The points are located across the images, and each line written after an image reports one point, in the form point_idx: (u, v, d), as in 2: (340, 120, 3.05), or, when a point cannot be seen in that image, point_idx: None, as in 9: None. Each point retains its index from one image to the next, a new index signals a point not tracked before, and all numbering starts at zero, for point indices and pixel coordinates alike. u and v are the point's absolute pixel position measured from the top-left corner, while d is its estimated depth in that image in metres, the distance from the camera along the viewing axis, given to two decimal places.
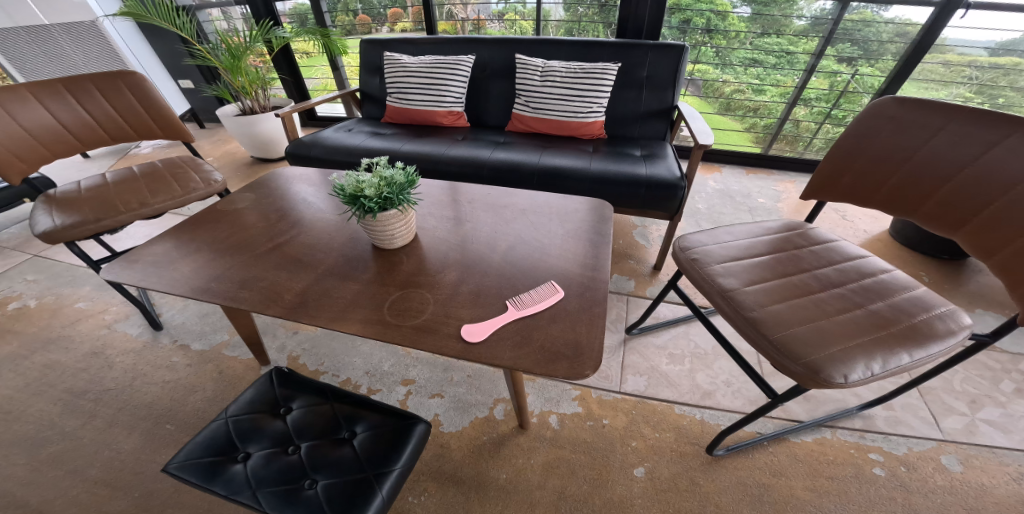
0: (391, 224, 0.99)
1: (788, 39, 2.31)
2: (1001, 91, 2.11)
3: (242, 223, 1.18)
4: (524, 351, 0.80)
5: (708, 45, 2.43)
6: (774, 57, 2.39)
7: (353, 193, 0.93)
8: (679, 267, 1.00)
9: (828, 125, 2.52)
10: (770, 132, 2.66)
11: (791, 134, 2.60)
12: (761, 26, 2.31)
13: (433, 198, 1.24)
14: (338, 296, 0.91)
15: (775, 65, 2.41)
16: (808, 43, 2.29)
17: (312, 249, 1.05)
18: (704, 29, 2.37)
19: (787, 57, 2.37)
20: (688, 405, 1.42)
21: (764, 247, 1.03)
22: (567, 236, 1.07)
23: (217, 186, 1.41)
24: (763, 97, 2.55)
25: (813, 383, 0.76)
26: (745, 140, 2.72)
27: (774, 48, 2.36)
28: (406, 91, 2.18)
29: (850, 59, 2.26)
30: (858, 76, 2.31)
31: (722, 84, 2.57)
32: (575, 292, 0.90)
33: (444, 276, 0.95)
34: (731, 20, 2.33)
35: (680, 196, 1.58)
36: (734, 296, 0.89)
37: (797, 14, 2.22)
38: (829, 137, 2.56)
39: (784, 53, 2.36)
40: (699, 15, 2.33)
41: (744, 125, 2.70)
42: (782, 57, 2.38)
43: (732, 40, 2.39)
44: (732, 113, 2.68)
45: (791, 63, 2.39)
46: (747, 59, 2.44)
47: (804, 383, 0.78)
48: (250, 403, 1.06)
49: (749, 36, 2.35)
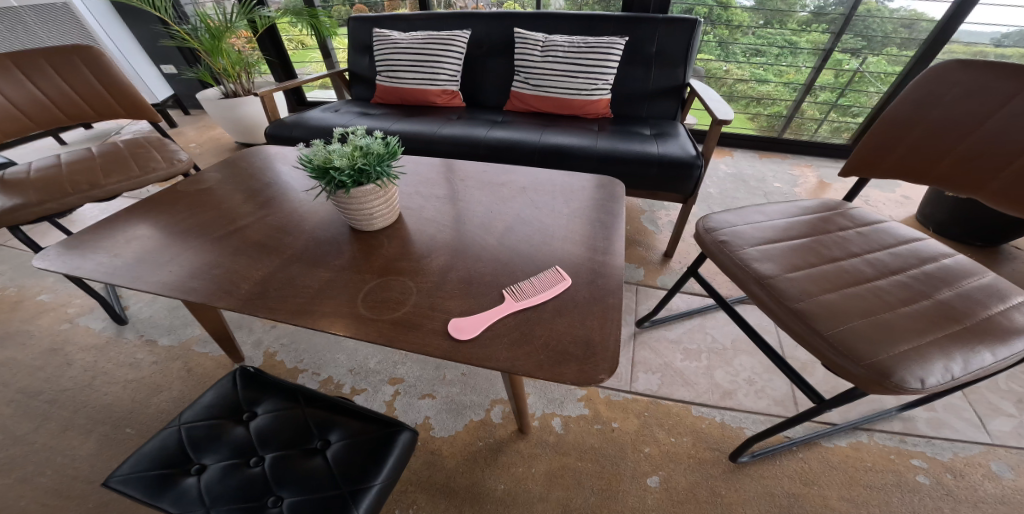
0: (367, 201, 0.83)
1: (792, 29, 2.16)
2: None
3: (203, 203, 1.04)
4: (524, 351, 0.66)
5: (711, 35, 2.29)
6: (778, 46, 2.24)
7: (321, 164, 0.77)
8: (704, 251, 0.86)
9: (833, 115, 2.35)
10: (778, 120, 2.47)
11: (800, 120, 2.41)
12: (764, 16, 2.16)
13: (420, 175, 1.09)
14: (303, 286, 0.76)
15: (777, 57, 2.27)
16: (811, 35, 2.15)
17: (279, 231, 0.91)
18: (707, 20, 2.24)
19: (789, 48, 2.23)
20: (706, 406, 1.28)
21: (802, 230, 0.88)
22: (572, 217, 0.93)
23: (183, 165, 1.27)
24: (767, 86, 2.39)
25: (879, 389, 0.63)
26: (749, 125, 2.55)
27: (777, 38, 2.21)
28: (397, 70, 2.03)
29: (855, 48, 2.12)
30: (866, 65, 2.15)
31: (725, 73, 2.42)
32: (584, 280, 0.76)
33: (431, 261, 0.81)
34: (733, 12, 2.19)
35: (697, 176, 1.43)
36: (776, 285, 0.75)
37: (802, 4, 2.07)
38: (835, 125, 2.38)
39: (788, 43, 2.21)
40: (703, 5, 2.19)
41: (744, 111, 2.52)
42: (784, 49, 2.23)
43: (734, 30, 2.24)
44: (736, 101, 2.49)
45: (795, 52, 2.23)
46: (750, 48, 2.28)
47: (868, 389, 0.64)
48: (209, 407, 0.93)
49: (752, 25, 2.20)
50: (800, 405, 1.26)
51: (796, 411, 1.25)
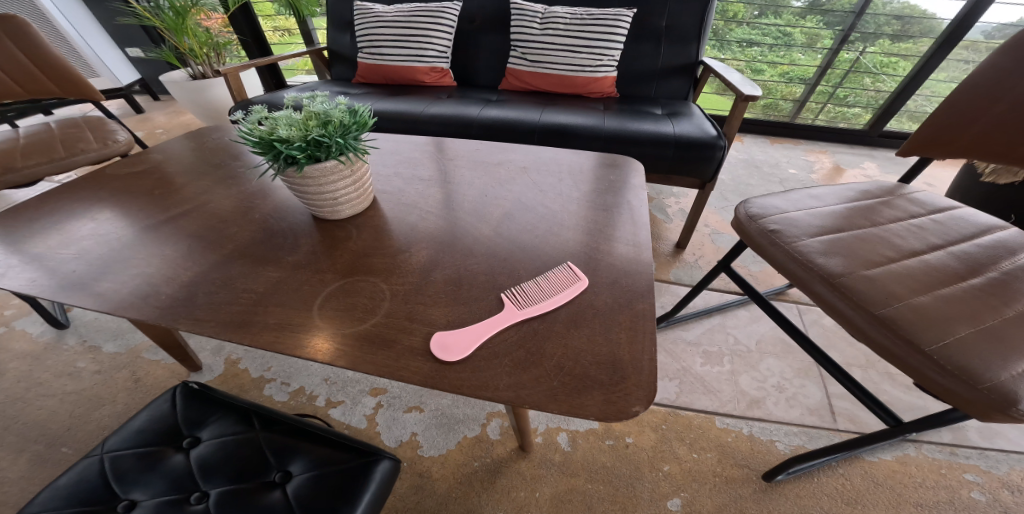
0: (327, 183, 0.64)
1: (787, 20, 2.01)
2: None
3: (135, 185, 0.85)
4: (532, 377, 0.50)
5: None
6: (771, 38, 2.08)
7: (262, 135, 0.58)
8: (748, 243, 0.70)
9: (831, 105, 2.18)
10: (787, 112, 2.28)
11: (817, 104, 2.19)
12: (759, 6, 2.01)
13: (400, 155, 0.91)
14: (242, 289, 0.58)
15: (773, 47, 2.10)
16: (808, 25, 1.99)
17: (221, 217, 0.73)
18: None
19: (783, 40, 2.07)
20: (731, 416, 1.13)
21: (866, 218, 0.72)
22: (583, 202, 0.76)
23: (121, 146, 1.11)
24: (763, 77, 2.21)
25: (999, 418, 0.48)
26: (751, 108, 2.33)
27: (771, 28, 2.04)
28: (380, 46, 1.83)
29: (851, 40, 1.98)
30: (864, 56, 2.01)
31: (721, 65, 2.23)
32: (605, 280, 0.60)
33: (410, 257, 0.64)
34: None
35: (718, 159, 1.27)
36: (850, 287, 0.59)
37: None
38: (831, 117, 2.21)
39: (781, 35, 2.06)
40: None
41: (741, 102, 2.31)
42: (779, 39, 2.07)
43: (730, 19, 2.07)
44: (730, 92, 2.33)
45: (788, 44, 2.08)
46: (744, 40, 2.11)
47: (982, 416, 0.50)
48: (140, 432, 0.76)
49: (747, 14, 2.04)
50: (837, 415, 1.11)
51: (833, 421, 1.10)
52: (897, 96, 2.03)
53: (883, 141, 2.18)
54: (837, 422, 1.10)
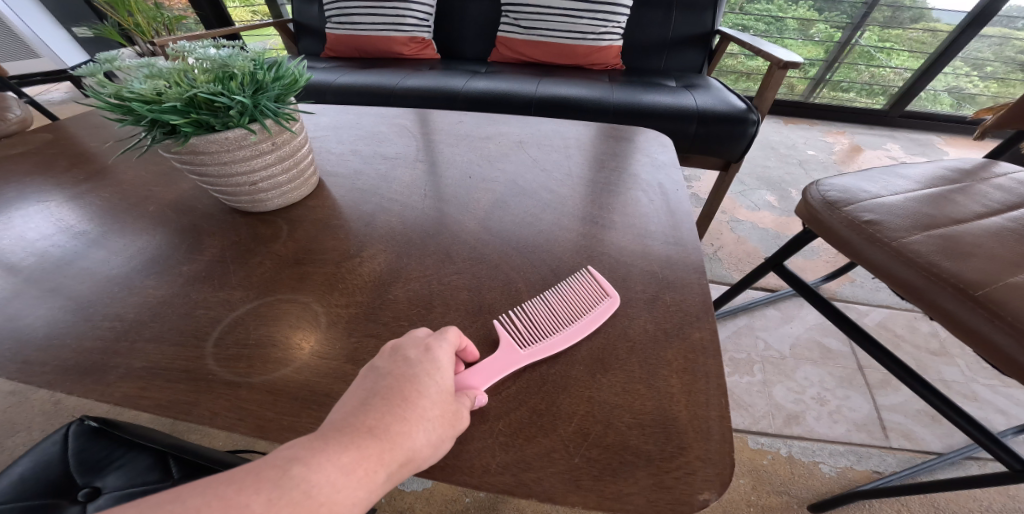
0: (231, 160, 0.45)
1: (779, 4, 1.82)
2: (988, 62, 1.72)
3: (12, 170, 0.65)
4: (545, 449, 0.32)
5: None
6: (764, 23, 1.87)
7: (118, 93, 0.40)
8: (832, 241, 0.53)
9: (827, 89, 1.98)
10: (795, 98, 2.05)
11: (832, 83, 1.95)
12: None
13: (364, 130, 0.71)
14: (110, 314, 0.39)
15: (765, 34, 1.91)
16: (800, 9, 1.81)
17: (109, 208, 0.54)
18: None
19: (776, 25, 1.88)
20: (768, 435, 0.94)
21: (973, 206, 0.55)
22: (600, 184, 0.58)
23: (11, 124, 0.92)
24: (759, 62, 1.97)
25: None
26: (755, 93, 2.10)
27: (764, 14, 1.85)
28: (351, 14, 1.61)
29: (843, 27, 1.80)
30: (859, 43, 1.83)
31: None
32: (637, 295, 0.42)
33: (362, 264, 0.45)
34: None
35: (750, 135, 1.09)
36: (996, 301, 0.42)
37: None
38: (828, 102, 2.01)
39: (775, 20, 1.86)
40: None
41: (737, 89, 2.10)
42: (772, 25, 1.88)
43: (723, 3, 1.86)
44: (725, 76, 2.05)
45: (780, 31, 1.89)
46: (735, 26, 1.92)
47: None
48: (15, 485, 0.50)
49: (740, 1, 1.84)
50: (890, 431, 0.94)
51: (886, 438, 0.93)
52: (920, 77, 1.80)
53: (906, 122, 1.94)
54: (890, 439, 0.93)
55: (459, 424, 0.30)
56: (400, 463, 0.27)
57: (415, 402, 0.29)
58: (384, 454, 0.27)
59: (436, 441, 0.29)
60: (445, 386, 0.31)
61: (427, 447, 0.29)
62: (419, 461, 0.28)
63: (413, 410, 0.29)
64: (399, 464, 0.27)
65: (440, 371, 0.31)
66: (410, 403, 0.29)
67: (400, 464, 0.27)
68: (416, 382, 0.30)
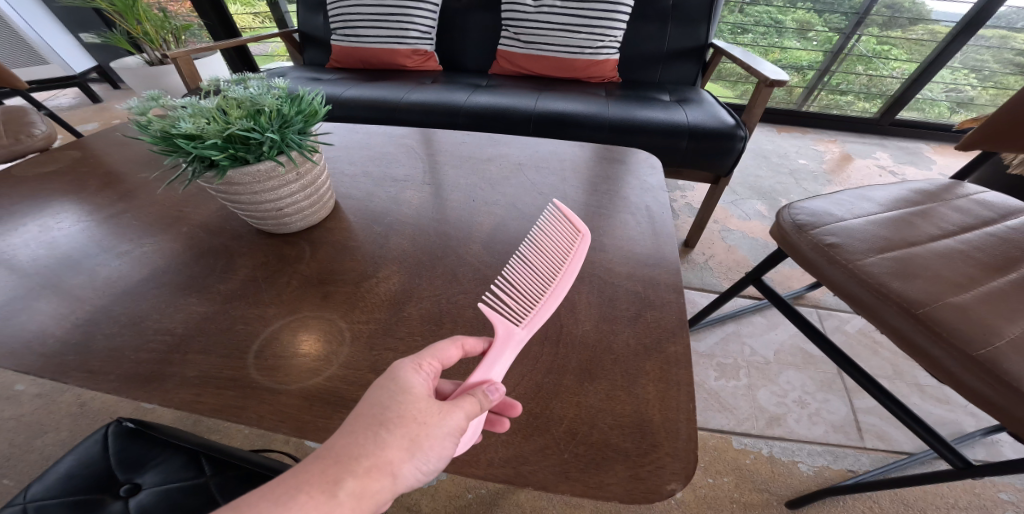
0: (265, 188, 0.50)
1: (778, 7, 1.84)
2: (986, 64, 1.77)
3: (49, 191, 0.70)
4: (538, 448, 0.38)
5: None
6: (763, 26, 1.91)
7: (164, 129, 0.45)
8: (798, 261, 0.59)
9: (824, 91, 2.02)
10: (793, 101, 2.09)
11: (829, 90, 2.01)
12: None
13: (374, 151, 0.77)
14: (158, 329, 0.44)
15: (764, 36, 1.93)
16: (799, 12, 1.84)
17: (145, 227, 0.59)
18: None
19: (776, 28, 1.90)
20: (750, 436, 0.99)
21: (930, 229, 0.60)
22: (593, 207, 0.63)
23: (37, 140, 0.97)
24: None
25: None
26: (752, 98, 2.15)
27: (763, 17, 1.87)
28: (356, 26, 1.66)
29: (840, 28, 1.83)
30: (857, 44, 1.85)
31: None
32: (622, 313, 0.48)
33: (379, 283, 0.50)
34: None
35: (737, 151, 1.15)
36: (935, 319, 0.48)
37: None
38: (824, 106, 2.06)
39: (773, 23, 1.89)
40: None
41: (736, 92, 2.15)
42: (770, 28, 1.90)
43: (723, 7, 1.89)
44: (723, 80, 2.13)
45: (780, 34, 1.92)
46: (734, 28, 1.94)
47: None
48: (65, 481, 0.57)
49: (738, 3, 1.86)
50: (865, 432, 1.00)
51: (861, 439, 0.99)
52: (913, 83, 1.86)
53: (896, 130, 2.01)
54: (864, 440, 0.99)
55: (428, 426, 0.33)
56: (354, 474, 0.31)
57: (363, 417, 0.33)
58: (329, 472, 0.31)
59: (395, 446, 0.32)
60: (402, 393, 0.34)
61: (388, 454, 0.32)
62: (383, 469, 0.32)
63: (360, 426, 0.33)
64: (355, 475, 0.31)
65: (398, 384, 0.34)
66: (355, 421, 0.33)
67: (357, 475, 0.31)
68: (368, 402, 0.34)
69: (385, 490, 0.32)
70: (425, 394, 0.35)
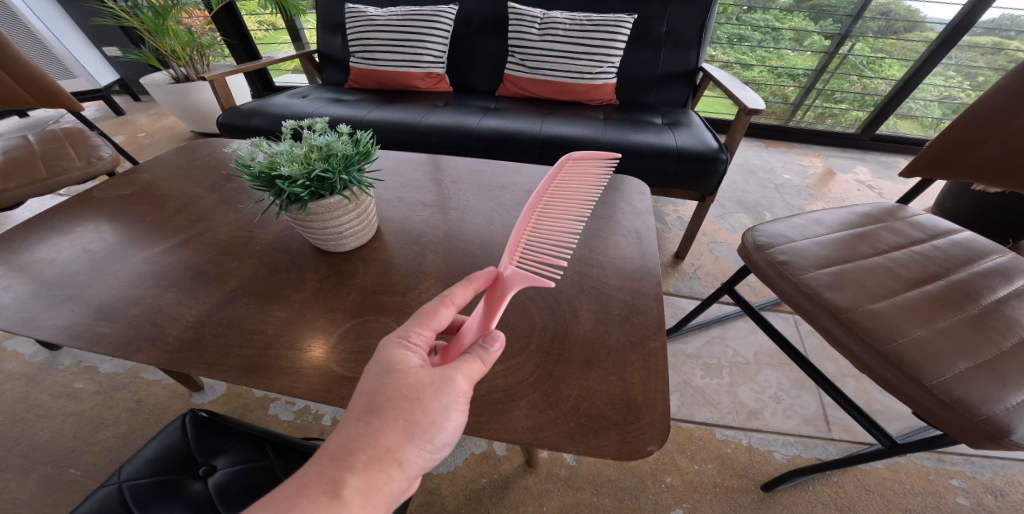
0: (329, 216, 0.63)
1: (776, 14, 1.95)
2: (979, 70, 1.85)
3: (128, 213, 0.82)
4: (552, 418, 0.50)
5: None
6: (760, 33, 2.02)
7: (263, 170, 0.58)
8: (756, 271, 0.73)
9: (817, 101, 2.14)
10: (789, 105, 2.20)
11: (819, 106, 2.15)
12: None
13: (404, 178, 0.90)
14: (255, 332, 0.58)
15: (761, 43, 2.05)
16: (797, 19, 1.95)
17: (222, 247, 0.71)
18: None
19: (773, 35, 2.02)
20: (731, 428, 1.12)
21: (867, 248, 0.74)
22: (593, 229, 0.76)
23: (105, 163, 1.15)
24: (752, 73, 2.15)
25: (989, 443, 0.52)
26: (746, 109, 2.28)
27: (761, 24, 1.99)
28: (373, 50, 1.80)
29: (833, 37, 1.95)
30: (849, 54, 1.97)
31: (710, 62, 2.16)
32: (615, 318, 0.60)
33: (421, 294, 0.63)
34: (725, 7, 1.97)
35: (719, 172, 1.28)
36: (857, 321, 0.62)
37: None
38: (819, 113, 2.17)
39: (770, 30, 2.00)
40: None
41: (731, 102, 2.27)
42: (768, 34, 2.02)
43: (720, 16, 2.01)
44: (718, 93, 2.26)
45: (776, 41, 2.03)
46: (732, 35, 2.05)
47: (973, 443, 0.54)
48: (154, 462, 0.69)
49: (736, 11, 1.97)
50: (832, 424, 1.12)
51: (829, 431, 1.11)
52: (895, 95, 1.99)
53: (876, 145, 2.16)
54: (832, 431, 1.11)
55: (420, 405, 0.43)
56: (364, 455, 0.41)
57: (361, 414, 0.43)
58: (331, 472, 0.40)
59: (395, 432, 0.42)
60: (399, 371, 0.44)
61: (391, 438, 0.42)
62: (385, 453, 0.42)
63: (358, 421, 0.42)
64: (368, 458, 0.41)
65: (393, 375, 0.44)
66: (357, 417, 0.43)
67: (362, 461, 0.41)
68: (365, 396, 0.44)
69: (384, 476, 0.41)
70: (414, 366, 0.45)
